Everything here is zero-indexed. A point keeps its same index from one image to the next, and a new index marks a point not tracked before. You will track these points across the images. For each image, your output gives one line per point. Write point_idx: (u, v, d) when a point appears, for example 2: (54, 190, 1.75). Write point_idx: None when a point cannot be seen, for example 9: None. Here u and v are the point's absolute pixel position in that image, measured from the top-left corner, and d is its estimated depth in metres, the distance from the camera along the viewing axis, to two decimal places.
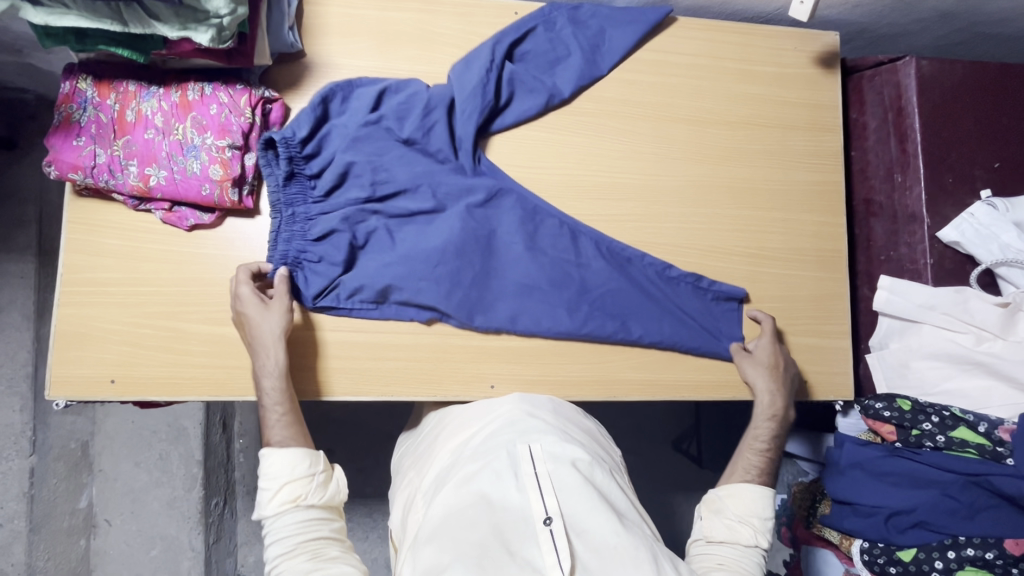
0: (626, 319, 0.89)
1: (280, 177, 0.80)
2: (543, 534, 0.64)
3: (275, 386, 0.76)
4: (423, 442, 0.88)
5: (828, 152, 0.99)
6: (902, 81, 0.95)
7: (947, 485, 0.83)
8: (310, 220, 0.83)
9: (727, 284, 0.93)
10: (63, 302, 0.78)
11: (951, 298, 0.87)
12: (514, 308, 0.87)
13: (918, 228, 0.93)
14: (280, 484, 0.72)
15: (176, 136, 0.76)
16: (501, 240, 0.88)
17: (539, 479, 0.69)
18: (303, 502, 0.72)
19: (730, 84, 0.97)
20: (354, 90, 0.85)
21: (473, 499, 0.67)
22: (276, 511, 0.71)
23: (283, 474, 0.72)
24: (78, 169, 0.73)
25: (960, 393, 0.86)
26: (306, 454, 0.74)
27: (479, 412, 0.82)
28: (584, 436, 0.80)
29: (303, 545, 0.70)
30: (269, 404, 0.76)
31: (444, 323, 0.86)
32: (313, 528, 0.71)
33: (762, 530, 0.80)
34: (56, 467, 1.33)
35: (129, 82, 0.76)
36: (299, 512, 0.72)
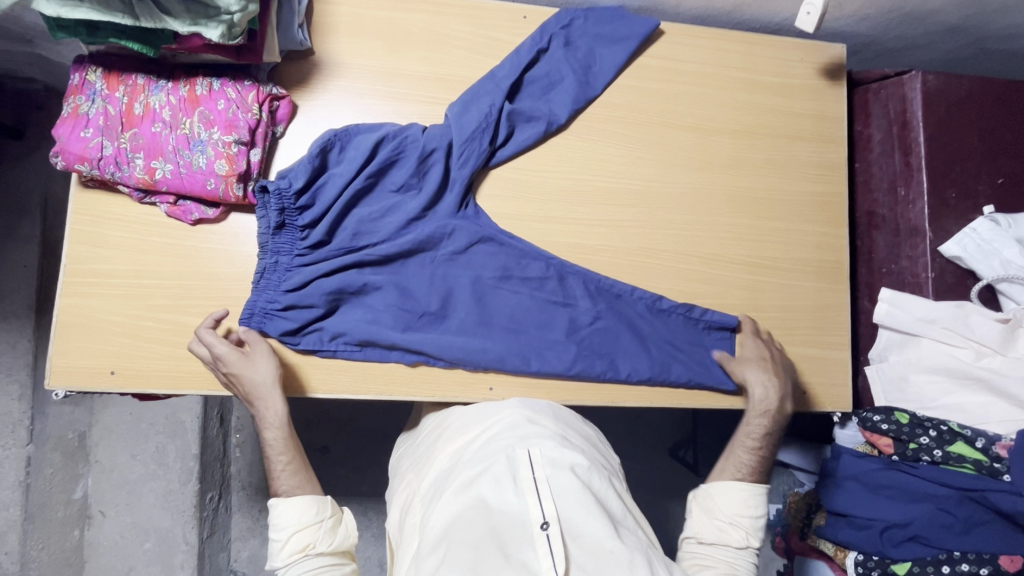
0: (615, 358, 0.89)
1: (271, 225, 0.80)
2: (540, 538, 0.63)
3: (279, 438, 0.78)
4: (423, 445, 0.88)
5: (832, 163, 1.00)
6: (908, 95, 0.95)
7: (943, 500, 0.83)
8: (295, 269, 0.82)
9: (721, 312, 0.93)
10: (67, 292, 0.78)
11: (952, 313, 0.87)
12: (501, 351, 0.86)
13: (920, 241, 0.93)
14: (292, 530, 0.75)
15: (184, 130, 0.76)
16: (490, 286, 0.89)
17: (538, 483, 0.68)
18: (312, 550, 0.75)
19: (736, 94, 0.98)
20: (351, 139, 0.84)
21: (471, 503, 0.67)
22: (286, 561, 0.74)
23: (294, 520, 0.75)
24: (85, 160, 0.74)
25: (958, 408, 0.86)
26: (312, 501, 0.76)
27: (479, 415, 0.82)
28: (583, 442, 0.80)
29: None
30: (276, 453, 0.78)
31: (430, 364, 0.85)
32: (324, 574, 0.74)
33: (754, 531, 0.80)
34: (53, 456, 1.33)
35: (138, 76, 0.76)
36: (310, 560, 0.75)
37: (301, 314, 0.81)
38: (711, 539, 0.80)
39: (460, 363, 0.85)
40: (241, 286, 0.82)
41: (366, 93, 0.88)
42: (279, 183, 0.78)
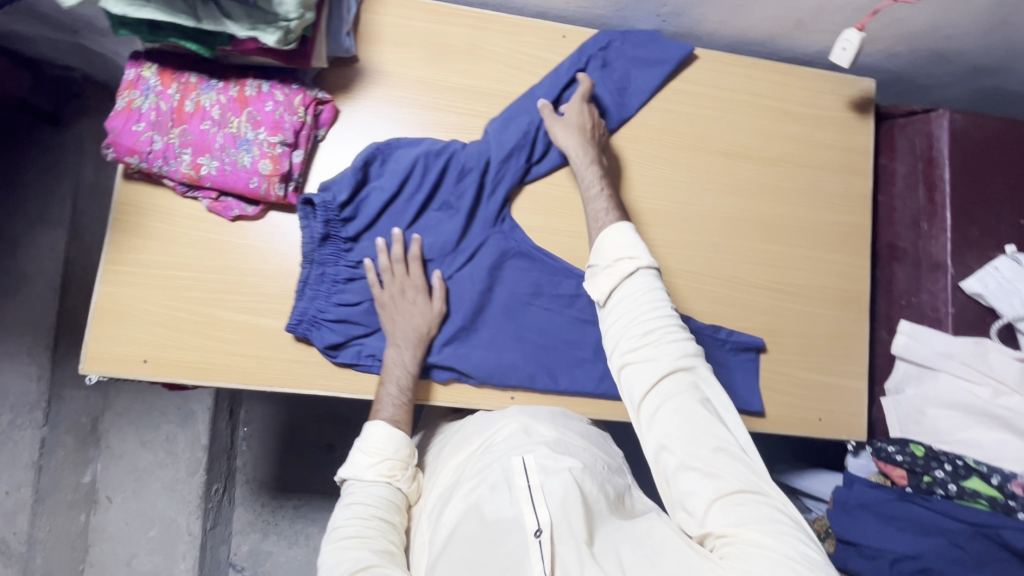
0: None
1: (316, 237, 0.82)
2: (533, 545, 0.64)
3: (412, 374, 0.82)
4: (431, 455, 0.88)
5: (856, 195, 1.01)
6: (934, 132, 0.97)
7: (956, 535, 0.82)
8: (338, 282, 0.84)
9: (744, 334, 0.95)
10: (106, 279, 0.80)
11: (970, 348, 0.89)
12: (531, 369, 0.88)
13: (941, 276, 0.95)
14: (383, 457, 0.78)
15: (231, 128, 0.78)
16: (522, 302, 0.90)
17: (531, 491, 0.68)
18: (396, 482, 0.77)
19: (766, 121, 0.99)
20: (393, 152, 0.86)
21: (470, 515, 0.69)
22: (372, 477, 0.76)
23: (389, 448, 0.78)
24: (135, 153, 0.76)
25: (974, 444, 0.87)
26: (407, 440, 0.79)
27: (480, 427, 0.83)
28: (582, 441, 0.79)
29: (380, 520, 0.73)
30: (401, 387, 0.81)
31: (463, 381, 0.87)
32: (388, 509, 0.75)
33: (641, 257, 0.74)
34: (65, 439, 1.33)
35: (191, 74, 0.79)
36: (388, 490, 0.76)
37: (346, 328, 0.84)
38: (612, 292, 0.74)
39: (492, 379, 0.87)
40: (275, 283, 0.84)
41: (406, 102, 0.90)
42: (325, 194, 0.81)
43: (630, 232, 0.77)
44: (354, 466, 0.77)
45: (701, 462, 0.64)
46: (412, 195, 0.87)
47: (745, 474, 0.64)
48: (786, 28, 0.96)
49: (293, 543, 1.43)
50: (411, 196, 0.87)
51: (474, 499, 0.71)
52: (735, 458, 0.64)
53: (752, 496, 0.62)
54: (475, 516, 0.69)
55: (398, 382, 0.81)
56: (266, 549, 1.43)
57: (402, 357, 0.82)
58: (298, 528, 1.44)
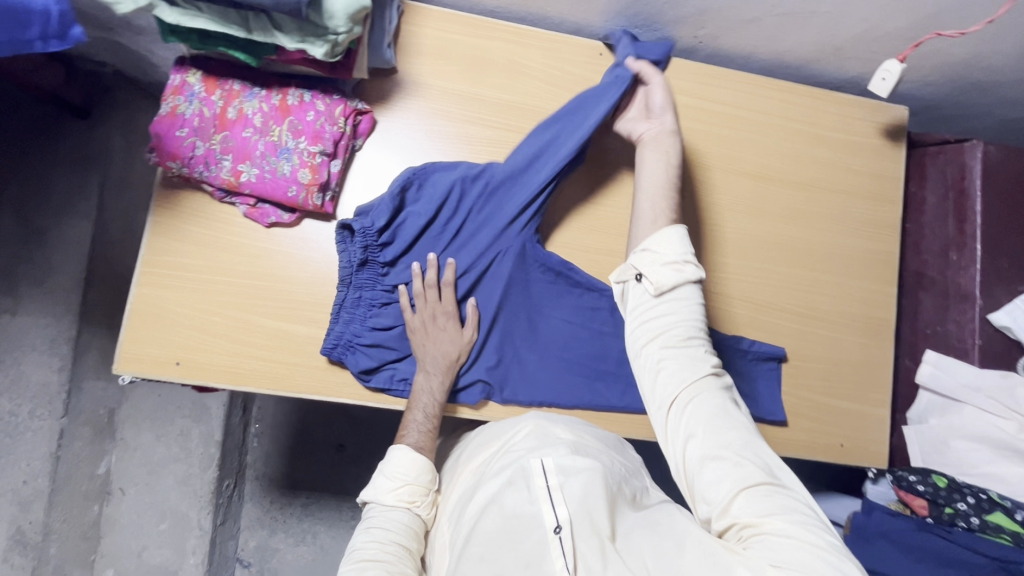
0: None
1: (354, 261, 0.82)
2: (553, 541, 0.64)
3: (439, 400, 0.83)
4: (451, 462, 0.88)
5: (885, 222, 1.01)
6: (967, 162, 0.96)
7: (978, 567, 0.82)
8: (374, 306, 0.84)
9: (767, 344, 0.95)
10: (142, 281, 0.81)
11: (997, 382, 0.89)
12: (555, 383, 0.89)
13: (970, 307, 0.94)
14: (404, 482, 0.78)
15: (272, 137, 0.79)
16: (547, 315, 0.91)
17: (551, 491, 0.68)
18: (416, 508, 0.77)
19: (797, 146, 0.99)
20: (429, 175, 0.85)
21: (491, 512, 0.69)
22: (392, 502, 0.76)
23: (410, 473, 0.78)
24: (177, 158, 0.77)
25: (998, 478, 0.87)
26: (429, 466, 0.79)
27: (500, 430, 0.83)
28: (598, 442, 0.79)
29: (398, 545, 0.72)
30: (427, 413, 0.82)
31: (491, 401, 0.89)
32: (407, 535, 0.74)
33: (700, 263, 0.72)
34: (83, 431, 1.34)
35: (234, 81, 0.79)
36: (407, 516, 0.76)
37: (381, 352, 0.85)
38: (670, 285, 0.70)
39: (519, 397, 0.88)
40: (307, 291, 0.85)
41: (443, 115, 0.90)
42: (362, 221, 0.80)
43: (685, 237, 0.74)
44: (375, 489, 0.77)
45: (727, 454, 0.60)
46: (445, 219, 0.86)
47: (767, 467, 0.61)
48: (823, 53, 0.96)
49: (301, 541, 1.44)
50: (446, 219, 0.86)
51: (492, 496, 0.71)
52: (761, 452, 0.61)
53: (775, 487, 0.59)
54: (495, 513, 0.69)
55: (424, 408, 0.82)
56: (274, 545, 1.43)
57: (429, 384, 0.83)
58: (306, 526, 1.44)
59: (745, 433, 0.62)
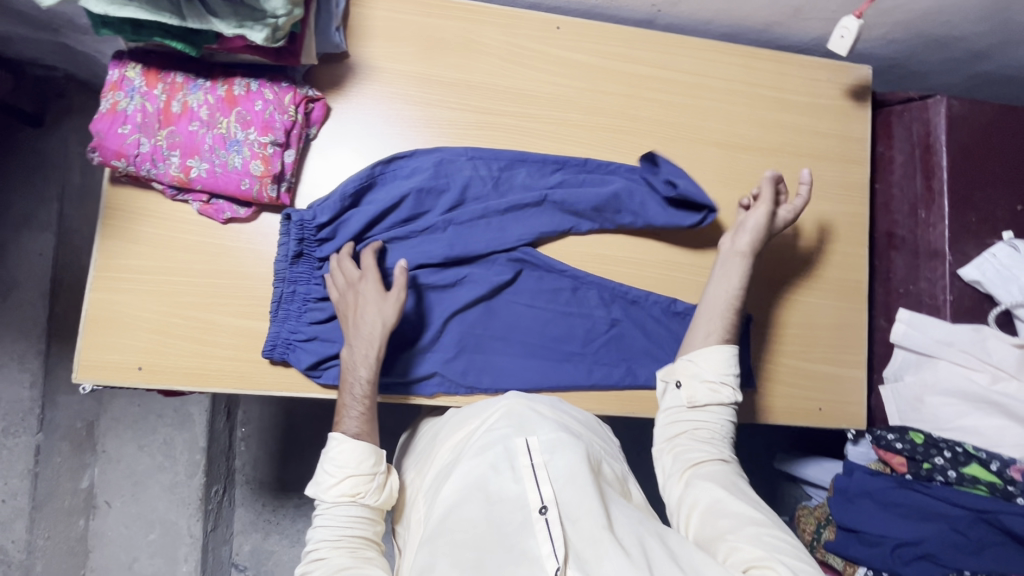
0: (631, 363, 0.90)
1: (290, 254, 0.81)
2: (539, 522, 0.64)
3: (369, 379, 0.77)
4: (422, 444, 0.86)
5: (854, 183, 1.01)
6: (932, 119, 0.96)
7: (955, 520, 0.84)
8: (308, 301, 0.82)
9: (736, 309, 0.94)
10: (97, 286, 0.79)
11: (969, 336, 0.90)
12: (518, 368, 0.88)
13: (940, 264, 0.94)
14: (346, 474, 0.72)
15: (220, 129, 0.77)
16: (506, 301, 0.90)
17: (535, 469, 0.69)
18: (361, 499, 0.72)
19: (762, 111, 0.98)
20: (387, 176, 0.86)
21: (471, 489, 0.68)
22: (335, 499, 0.72)
23: (351, 464, 0.72)
24: (122, 156, 0.74)
25: (974, 431, 0.87)
26: (371, 450, 0.73)
27: (477, 409, 0.81)
28: (581, 425, 0.80)
29: (347, 539, 0.70)
30: (357, 394, 0.76)
31: (451, 394, 0.86)
32: (360, 526, 0.72)
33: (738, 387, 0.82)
34: (61, 445, 1.29)
35: (176, 74, 0.77)
36: (355, 508, 0.72)
37: (320, 348, 0.82)
38: (704, 402, 0.81)
39: (478, 387, 0.87)
40: (269, 286, 0.82)
41: (399, 99, 0.88)
42: (301, 214, 0.80)
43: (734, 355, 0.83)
44: (318, 484, 0.73)
45: (732, 502, 0.71)
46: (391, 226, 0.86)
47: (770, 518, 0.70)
48: (782, 15, 0.95)
49: (295, 541, 1.43)
50: (393, 224, 0.86)
51: (475, 478, 0.69)
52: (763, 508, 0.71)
53: (777, 529, 0.68)
54: (479, 496, 0.67)
55: (355, 389, 0.77)
56: (268, 548, 1.42)
57: (356, 359, 0.77)
58: (298, 526, 1.43)
59: (750, 495, 0.73)
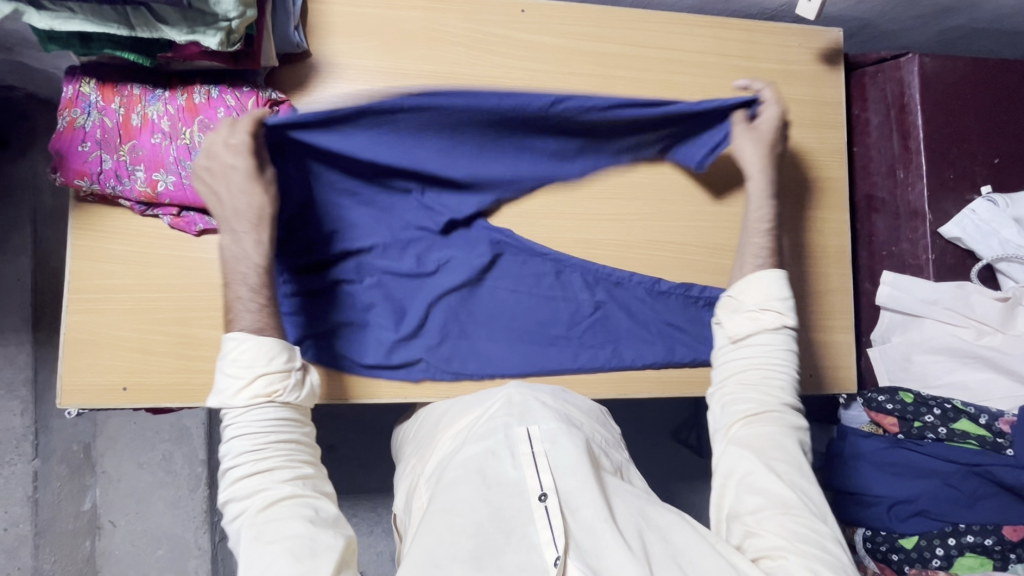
0: (616, 345, 0.90)
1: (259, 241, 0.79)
2: (538, 509, 0.64)
3: (261, 266, 0.70)
4: (421, 432, 0.86)
5: (832, 147, 1.00)
6: (905, 78, 0.96)
7: (948, 475, 0.85)
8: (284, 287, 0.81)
9: (718, 288, 0.94)
10: (73, 309, 0.78)
11: (952, 293, 0.90)
12: (504, 354, 0.88)
13: (920, 224, 0.94)
14: (254, 373, 0.64)
15: (184, 140, 0.75)
16: (491, 284, 0.89)
17: (535, 457, 0.69)
18: (280, 398, 0.65)
19: (735, 81, 0.97)
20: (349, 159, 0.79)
21: (470, 475, 0.67)
22: (248, 403, 0.63)
23: (259, 360, 0.64)
24: (84, 175, 0.73)
25: (961, 386, 0.90)
26: (280, 345, 0.66)
27: (477, 399, 0.81)
28: (583, 415, 0.79)
29: (272, 447, 0.63)
30: (252, 286, 0.68)
31: (437, 378, 0.87)
32: (285, 429, 0.65)
33: (785, 311, 0.77)
34: (59, 470, 1.28)
35: (133, 85, 0.75)
36: (274, 409, 0.65)
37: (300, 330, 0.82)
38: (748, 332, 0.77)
39: (463, 372, 0.87)
40: None
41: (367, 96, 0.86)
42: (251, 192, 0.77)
43: (779, 279, 0.78)
44: (221, 390, 0.64)
45: (767, 476, 0.69)
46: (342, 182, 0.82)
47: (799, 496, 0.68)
48: None
49: None
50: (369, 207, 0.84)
51: (474, 463, 0.69)
52: (794, 485, 0.69)
53: (808, 516, 0.66)
54: (477, 481, 0.67)
55: (241, 283, 0.68)
56: None
57: (239, 250, 0.69)
58: None
59: (789, 467, 0.69)
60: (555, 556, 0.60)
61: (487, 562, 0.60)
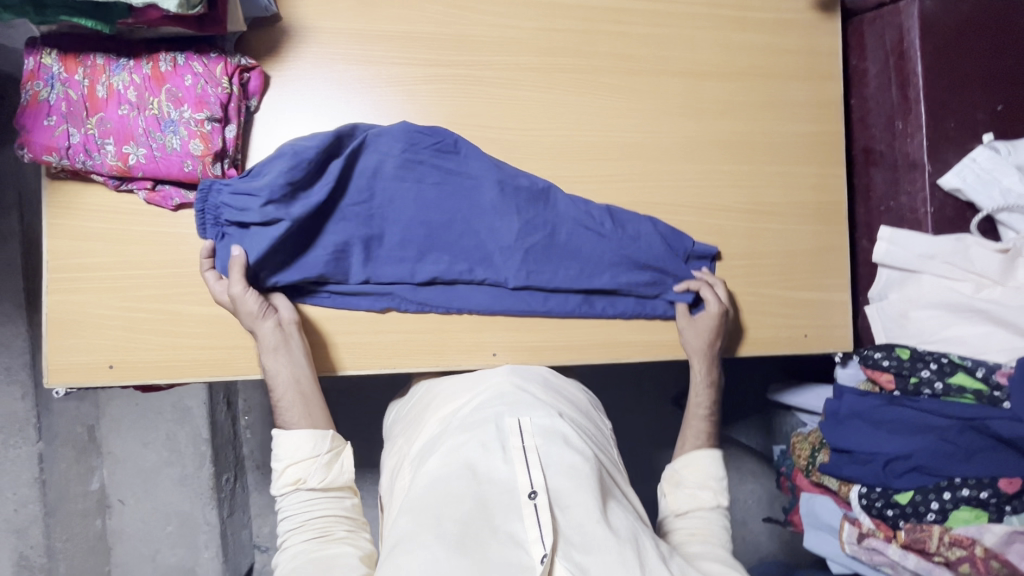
0: (590, 294, 0.88)
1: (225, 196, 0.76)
2: (527, 507, 0.62)
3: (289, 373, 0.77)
4: (411, 412, 0.86)
5: (827, 100, 0.97)
6: (904, 23, 0.91)
7: (945, 430, 0.83)
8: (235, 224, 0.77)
9: (700, 243, 0.91)
10: (54, 288, 0.77)
11: (952, 246, 0.88)
12: (472, 289, 0.85)
13: (919, 175, 0.91)
14: (286, 465, 0.74)
15: (152, 110, 0.73)
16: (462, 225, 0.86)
17: (527, 453, 0.67)
18: (304, 485, 0.74)
19: (726, 33, 0.93)
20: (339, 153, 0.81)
21: (459, 468, 0.66)
22: (280, 491, 0.74)
23: (288, 455, 0.74)
24: (52, 150, 0.71)
25: (958, 340, 0.87)
26: (307, 436, 0.75)
27: (470, 384, 0.81)
28: (573, 411, 0.80)
29: (309, 522, 0.73)
30: (283, 389, 0.76)
31: (401, 310, 0.84)
32: (317, 506, 0.74)
33: (719, 493, 0.84)
34: (65, 451, 1.26)
35: (96, 55, 0.72)
36: (303, 494, 0.74)
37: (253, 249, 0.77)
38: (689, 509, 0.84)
39: (430, 306, 0.84)
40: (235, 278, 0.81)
41: (341, 60, 0.83)
42: (226, 188, 0.74)
43: (716, 462, 0.86)
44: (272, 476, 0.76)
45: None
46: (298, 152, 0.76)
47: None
48: None
49: None
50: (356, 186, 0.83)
51: (465, 456, 0.67)
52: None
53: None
54: (467, 475, 0.65)
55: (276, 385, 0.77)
56: None
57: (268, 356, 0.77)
58: None
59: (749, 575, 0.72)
60: (542, 554, 0.58)
61: (472, 550, 0.58)
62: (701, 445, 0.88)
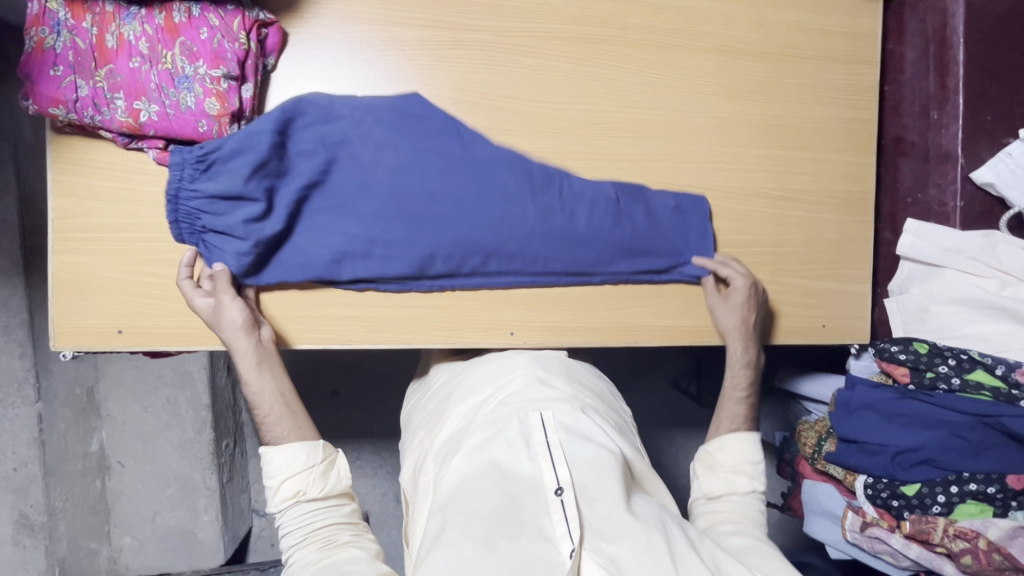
0: (577, 259, 0.84)
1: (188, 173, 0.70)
2: (554, 503, 0.61)
3: (274, 389, 0.75)
4: (433, 402, 0.85)
5: (863, 86, 0.94)
6: (949, 8, 0.88)
7: (957, 425, 0.84)
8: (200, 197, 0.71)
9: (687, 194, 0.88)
10: (61, 247, 0.74)
11: (980, 242, 0.88)
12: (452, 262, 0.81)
13: (951, 168, 0.89)
14: (281, 478, 0.72)
15: (165, 65, 0.69)
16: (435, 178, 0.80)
17: (551, 448, 0.66)
18: (304, 496, 0.72)
19: (764, 10, 0.89)
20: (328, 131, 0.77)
21: (484, 466, 0.66)
22: (279, 506, 0.72)
23: (286, 466, 0.72)
24: (59, 103, 0.67)
25: (978, 337, 0.88)
26: (308, 444, 0.73)
27: (490, 372, 0.80)
28: (596, 400, 0.79)
29: (313, 534, 0.70)
30: (267, 402, 0.75)
31: (379, 289, 0.81)
32: (321, 516, 0.72)
33: (756, 476, 0.83)
34: (64, 412, 1.22)
35: (106, 2, 0.68)
36: (303, 507, 0.72)
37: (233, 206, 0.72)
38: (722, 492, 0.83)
39: (412, 284, 0.81)
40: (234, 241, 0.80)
41: (362, 18, 0.79)
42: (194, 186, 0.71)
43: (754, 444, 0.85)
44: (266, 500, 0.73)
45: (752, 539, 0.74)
46: (290, 133, 0.75)
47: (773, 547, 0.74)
48: None
49: None
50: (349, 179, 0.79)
51: (488, 455, 0.67)
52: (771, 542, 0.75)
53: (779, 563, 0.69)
54: (493, 473, 0.65)
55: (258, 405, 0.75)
56: None
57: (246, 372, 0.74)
58: None
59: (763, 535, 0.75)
60: (571, 548, 0.58)
61: (501, 548, 0.58)
62: (736, 429, 0.87)
